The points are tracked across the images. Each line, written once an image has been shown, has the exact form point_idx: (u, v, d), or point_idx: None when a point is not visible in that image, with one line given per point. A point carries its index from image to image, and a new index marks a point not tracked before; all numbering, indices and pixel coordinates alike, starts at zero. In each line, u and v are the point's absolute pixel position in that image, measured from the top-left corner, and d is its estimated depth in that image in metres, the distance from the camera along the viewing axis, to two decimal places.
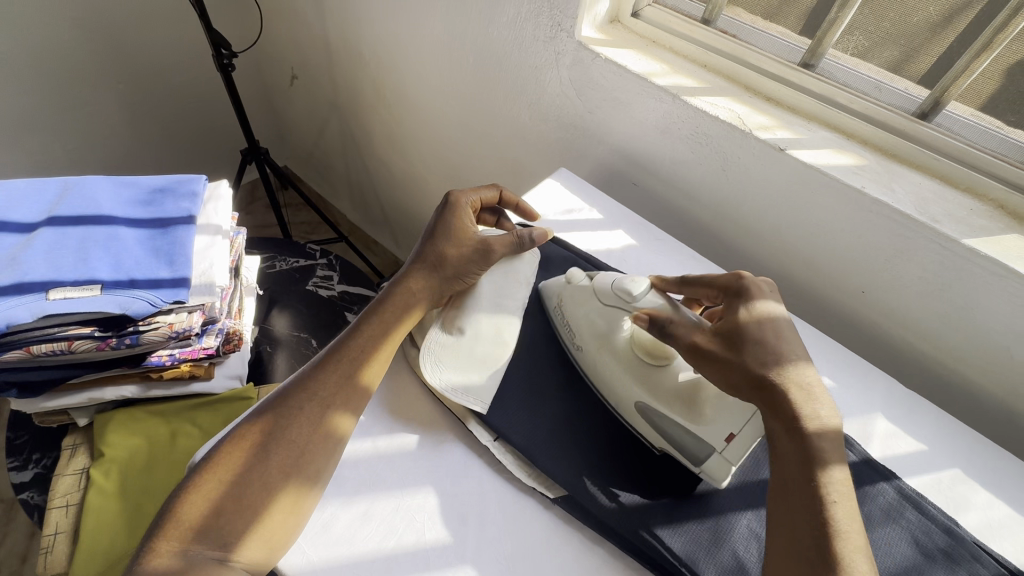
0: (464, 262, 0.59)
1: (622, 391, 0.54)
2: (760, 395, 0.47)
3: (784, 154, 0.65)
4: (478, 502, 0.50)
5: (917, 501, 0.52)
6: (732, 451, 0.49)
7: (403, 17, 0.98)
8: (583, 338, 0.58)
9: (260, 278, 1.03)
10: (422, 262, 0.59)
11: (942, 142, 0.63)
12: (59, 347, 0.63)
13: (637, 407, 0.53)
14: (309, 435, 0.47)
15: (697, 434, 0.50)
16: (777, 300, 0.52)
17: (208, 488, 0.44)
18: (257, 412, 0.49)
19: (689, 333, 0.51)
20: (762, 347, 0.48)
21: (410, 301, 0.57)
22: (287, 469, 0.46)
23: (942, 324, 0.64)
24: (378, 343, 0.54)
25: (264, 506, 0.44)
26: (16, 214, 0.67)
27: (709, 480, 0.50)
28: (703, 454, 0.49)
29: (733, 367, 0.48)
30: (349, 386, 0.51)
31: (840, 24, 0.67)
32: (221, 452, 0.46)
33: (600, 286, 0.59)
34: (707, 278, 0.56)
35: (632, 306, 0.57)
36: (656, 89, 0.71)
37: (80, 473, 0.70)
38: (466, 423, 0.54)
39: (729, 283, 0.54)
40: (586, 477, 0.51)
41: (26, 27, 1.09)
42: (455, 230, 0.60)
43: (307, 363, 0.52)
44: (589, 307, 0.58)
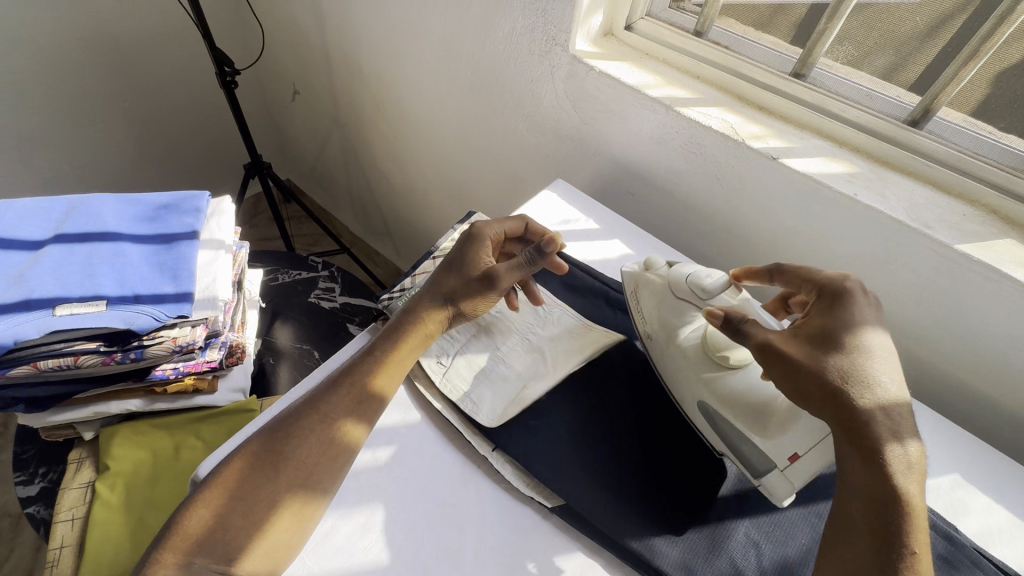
0: (469, 295, 0.58)
1: (686, 389, 0.55)
2: (835, 410, 0.43)
3: (776, 163, 0.66)
4: (478, 512, 0.51)
5: None
6: (794, 472, 0.48)
7: (402, 33, 1.00)
8: (654, 329, 0.59)
9: (263, 291, 1.04)
10: (431, 290, 0.58)
11: (933, 149, 0.64)
12: (66, 362, 0.64)
13: (699, 405, 0.54)
14: (319, 455, 0.48)
15: (762, 449, 0.49)
16: (877, 313, 0.48)
17: (216, 501, 0.45)
18: (267, 429, 0.49)
19: (765, 334, 0.48)
20: (852, 360, 0.44)
21: (415, 327, 0.56)
22: (296, 488, 0.46)
23: (939, 329, 0.64)
24: (389, 365, 0.54)
25: (270, 522, 0.45)
26: (24, 232, 0.68)
27: (770, 495, 0.50)
28: (763, 469, 0.50)
29: (810, 375, 0.45)
30: (358, 402, 0.51)
31: (830, 35, 0.68)
32: (229, 466, 0.46)
33: (674, 278, 0.57)
34: (804, 276, 0.52)
35: (706, 301, 0.55)
36: (649, 101, 0.72)
37: (86, 487, 0.71)
38: (465, 434, 0.55)
39: (823, 288, 0.50)
40: (586, 487, 0.51)
41: (35, 48, 1.12)
42: (468, 262, 0.59)
43: (320, 382, 0.53)
44: (664, 303, 0.58)
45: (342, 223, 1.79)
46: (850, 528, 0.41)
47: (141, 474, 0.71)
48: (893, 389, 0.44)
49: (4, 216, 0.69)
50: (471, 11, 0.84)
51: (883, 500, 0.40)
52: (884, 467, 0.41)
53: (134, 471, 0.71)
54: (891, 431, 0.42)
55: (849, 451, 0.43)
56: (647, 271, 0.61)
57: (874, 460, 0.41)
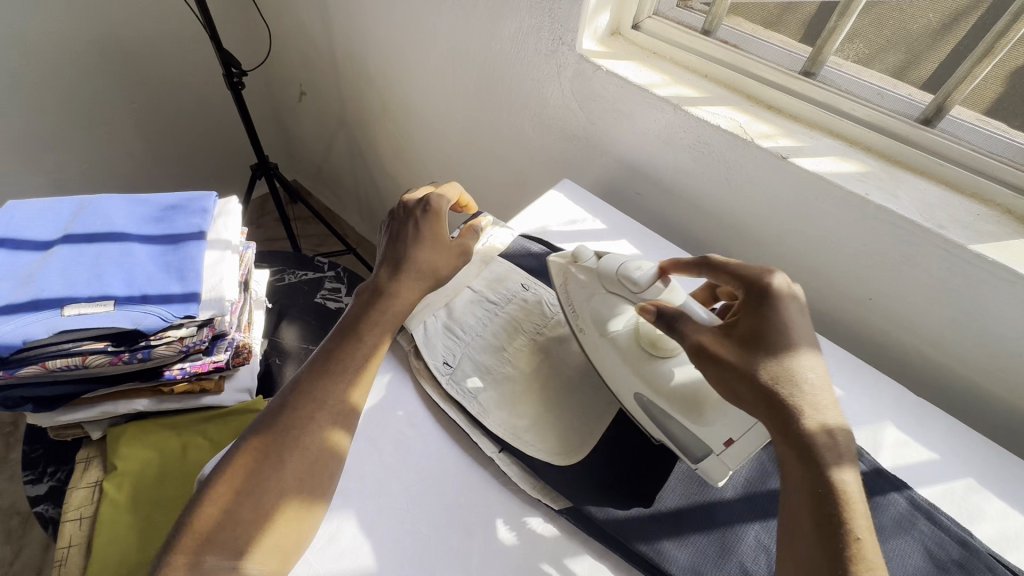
0: (446, 265, 0.60)
1: (621, 381, 0.55)
2: (768, 408, 0.44)
3: (786, 163, 0.65)
4: (483, 514, 0.50)
5: (929, 511, 0.51)
6: (729, 456, 0.48)
7: (408, 34, 1.00)
8: (586, 323, 0.58)
9: (269, 291, 1.05)
10: (401, 266, 0.58)
11: (946, 147, 0.63)
12: (73, 362, 0.64)
13: (636, 397, 0.53)
14: (321, 442, 0.48)
15: (697, 434, 0.49)
16: (803, 304, 0.48)
17: (223, 498, 0.45)
18: (264, 422, 0.49)
19: (694, 334, 0.48)
20: (781, 359, 0.45)
21: (400, 306, 0.56)
22: (301, 477, 0.46)
23: (952, 331, 0.63)
24: (381, 345, 0.54)
25: (279, 514, 0.45)
26: (33, 233, 0.69)
27: (706, 476, 0.51)
28: (700, 454, 0.50)
29: (743, 380, 0.45)
30: (351, 388, 0.51)
31: (840, 33, 0.67)
32: (231, 463, 0.46)
33: (605, 269, 0.55)
34: (727, 266, 0.51)
35: (636, 293, 0.54)
36: (657, 100, 0.72)
37: (93, 486, 0.71)
38: (471, 435, 0.54)
39: (748, 280, 0.48)
40: (595, 490, 0.51)
41: (44, 51, 1.13)
42: (432, 234, 0.59)
43: (307, 367, 0.52)
44: (596, 296, 0.57)
45: (348, 224, 1.79)
46: (798, 526, 0.41)
47: (148, 473, 0.71)
48: (818, 382, 0.45)
49: (14, 218, 0.70)
50: (477, 11, 0.84)
51: (822, 493, 0.40)
52: (819, 462, 0.42)
53: (142, 471, 0.71)
54: (820, 422, 0.43)
55: (787, 452, 0.43)
56: (574, 261, 0.58)
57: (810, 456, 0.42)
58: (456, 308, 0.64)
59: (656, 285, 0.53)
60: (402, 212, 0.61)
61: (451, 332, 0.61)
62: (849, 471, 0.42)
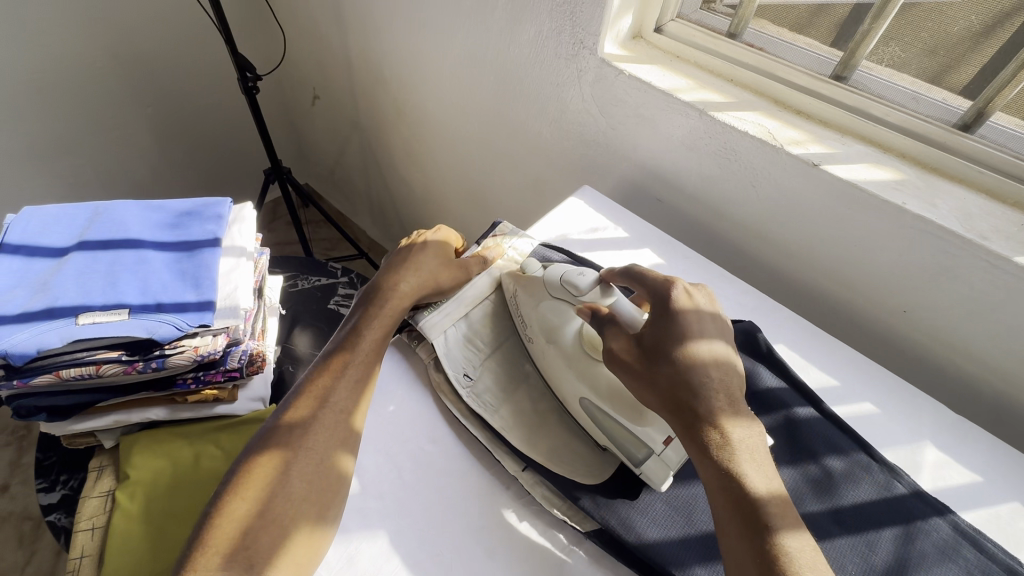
0: (447, 275, 0.63)
1: (569, 388, 0.54)
2: (675, 409, 0.44)
3: (818, 170, 0.63)
4: (506, 536, 0.48)
5: (975, 538, 0.49)
6: (671, 452, 0.48)
7: (424, 38, 0.99)
8: (533, 330, 0.57)
9: (283, 297, 1.04)
10: (400, 272, 0.63)
11: (987, 155, 0.60)
12: (88, 371, 0.63)
13: (581, 402, 0.53)
14: (328, 440, 0.49)
15: (638, 436, 0.49)
16: (706, 310, 0.49)
17: (238, 507, 0.45)
18: (273, 430, 0.50)
19: (611, 340, 0.50)
20: (676, 363, 0.45)
21: (398, 310, 0.60)
22: (311, 477, 0.47)
23: (994, 346, 0.60)
24: (380, 344, 0.57)
25: (292, 517, 0.45)
26: (48, 240, 0.68)
27: (649, 483, 0.49)
28: (641, 457, 0.49)
29: (647, 389, 0.46)
30: (354, 386, 0.53)
31: (874, 35, 0.65)
32: (243, 474, 0.47)
33: (549, 277, 0.57)
34: (644, 276, 0.53)
35: (577, 299, 0.55)
36: (682, 105, 0.70)
37: (106, 496, 0.70)
38: (493, 452, 0.53)
39: (657, 289, 0.51)
40: (622, 510, 0.48)
41: (61, 56, 1.14)
42: (434, 251, 0.66)
43: (312, 374, 0.54)
44: (542, 303, 0.57)
45: (360, 228, 1.79)
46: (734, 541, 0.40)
47: (161, 483, 0.70)
48: (715, 379, 0.44)
49: (30, 224, 0.69)
50: (496, 15, 0.83)
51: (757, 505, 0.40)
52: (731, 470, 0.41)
53: (155, 480, 0.70)
54: (710, 417, 0.43)
55: (693, 454, 0.43)
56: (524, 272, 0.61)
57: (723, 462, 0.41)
58: (477, 318, 0.61)
59: (596, 290, 0.54)
60: (405, 243, 0.68)
61: (471, 343, 0.60)
62: (754, 466, 0.42)
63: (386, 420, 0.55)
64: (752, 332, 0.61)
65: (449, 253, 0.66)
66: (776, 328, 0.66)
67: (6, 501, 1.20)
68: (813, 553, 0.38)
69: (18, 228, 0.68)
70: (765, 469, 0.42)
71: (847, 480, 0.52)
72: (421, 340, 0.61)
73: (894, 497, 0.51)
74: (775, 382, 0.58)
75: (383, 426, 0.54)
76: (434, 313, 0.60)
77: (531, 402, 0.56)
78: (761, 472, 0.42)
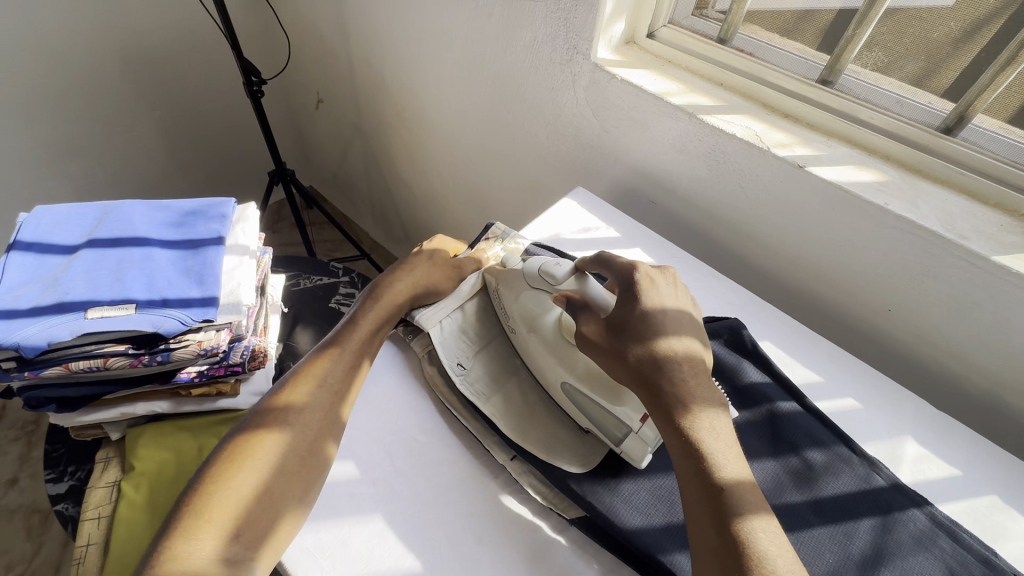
0: (443, 278, 0.65)
1: (551, 373, 0.56)
2: (644, 384, 0.46)
3: (803, 172, 0.64)
4: (494, 523, 0.50)
5: (951, 529, 0.50)
6: (647, 429, 0.51)
7: (424, 43, 1.02)
8: (516, 322, 0.59)
9: (285, 296, 1.06)
10: (399, 271, 0.64)
11: (968, 157, 0.62)
12: (96, 364, 0.65)
13: (563, 387, 0.55)
14: (322, 426, 0.51)
15: (616, 415, 0.52)
16: (669, 293, 0.52)
17: (232, 479, 0.46)
18: (267, 408, 0.51)
19: (583, 323, 0.51)
20: (643, 343, 0.47)
21: (395, 304, 0.61)
22: (303, 459, 0.49)
23: (975, 344, 0.62)
24: (374, 337, 0.59)
25: (285, 492, 0.47)
26: (59, 238, 0.71)
27: (631, 460, 0.52)
28: (620, 435, 0.52)
29: (616, 365, 0.48)
30: (348, 375, 0.55)
31: (858, 41, 0.67)
32: (237, 448, 0.48)
33: (528, 269, 0.58)
34: (610, 260, 0.55)
35: (554, 288, 0.56)
36: (671, 108, 0.72)
37: (111, 486, 0.72)
38: (483, 443, 0.55)
39: (620, 272, 0.53)
40: (606, 498, 0.50)
41: (73, 60, 1.17)
42: (432, 255, 0.67)
43: (307, 358, 0.56)
44: (523, 295, 0.59)
45: (362, 229, 1.81)
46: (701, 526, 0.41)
47: (164, 474, 0.72)
48: (682, 356, 0.47)
49: (41, 223, 0.72)
50: (493, 21, 0.85)
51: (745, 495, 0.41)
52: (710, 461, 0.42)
53: (158, 471, 0.72)
54: (683, 397, 0.45)
55: (659, 423, 0.45)
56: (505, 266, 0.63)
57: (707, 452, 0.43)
58: (470, 312, 0.63)
59: (572, 278, 0.55)
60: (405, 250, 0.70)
61: (465, 335, 0.62)
62: (715, 436, 0.44)
63: (380, 411, 0.57)
64: (736, 329, 0.63)
65: (445, 257, 0.67)
66: (763, 326, 0.68)
67: (14, 495, 1.23)
68: (779, 536, 0.40)
69: (30, 227, 0.70)
70: (726, 439, 0.44)
71: (828, 472, 0.53)
72: (415, 334, 0.62)
73: (872, 489, 0.52)
74: (759, 377, 0.60)
75: (377, 417, 0.56)
76: (431, 309, 0.62)
77: (521, 395, 0.58)
78: (722, 442, 0.44)
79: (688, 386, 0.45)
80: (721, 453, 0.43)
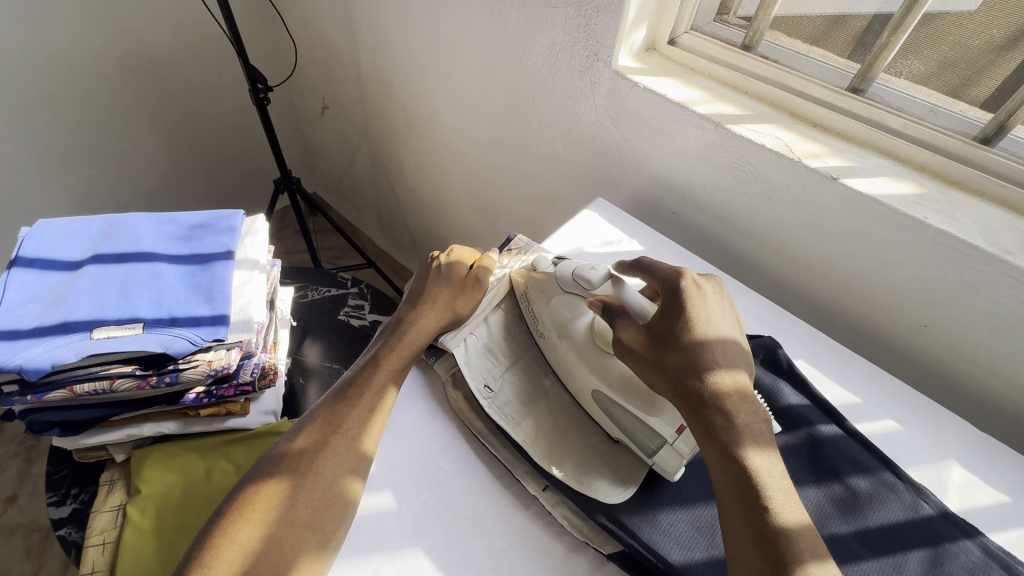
0: (464, 303, 0.61)
1: (581, 380, 0.55)
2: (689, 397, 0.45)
3: (837, 184, 0.62)
4: (527, 558, 0.48)
5: (1005, 562, 0.47)
6: (682, 443, 0.49)
7: (435, 49, 0.99)
8: (546, 326, 0.58)
9: (293, 308, 1.03)
10: (421, 300, 0.61)
11: (1009, 168, 0.60)
12: (101, 386, 0.63)
13: (594, 395, 0.54)
14: (338, 469, 0.48)
15: (650, 425, 0.51)
16: (713, 305, 0.51)
17: (241, 530, 0.44)
18: (282, 453, 0.49)
19: (622, 329, 0.50)
20: (687, 354, 0.47)
21: (417, 335, 0.58)
22: (317, 507, 0.46)
23: (1017, 362, 0.60)
24: (396, 371, 0.56)
25: (295, 544, 0.44)
26: (63, 253, 0.68)
27: (662, 473, 0.50)
28: (653, 446, 0.50)
29: (656, 376, 0.47)
30: (367, 414, 0.52)
31: (893, 48, 0.64)
32: (249, 496, 0.46)
33: (561, 273, 0.56)
34: (653, 267, 0.54)
35: (589, 292, 0.54)
36: (697, 117, 0.70)
37: (117, 510, 0.69)
38: (513, 472, 0.52)
39: (665, 279, 0.53)
40: (646, 530, 0.47)
41: (74, 67, 1.14)
42: (449, 277, 0.63)
43: (326, 396, 0.54)
44: (553, 299, 0.58)
45: (367, 236, 1.79)
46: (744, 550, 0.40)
47: (173, 499, 0.69)
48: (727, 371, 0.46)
49: (44, 237, 0.69)
50: (509, 27, 0.83)
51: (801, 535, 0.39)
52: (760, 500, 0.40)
53: (166, 495, 0.69)
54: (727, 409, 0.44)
55: (698, 436, 0.45)
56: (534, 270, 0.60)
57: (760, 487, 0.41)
58: (495, 327, 0.61)
59: (608, 284, 0.53)
60: (423, 266, 0.67)
61: (490, 353, 0.59)
62: (759, 451, 0.43)
63: (402, 438, 0.54)
64: (771, 347, 0.61)
65: (462, 275, 0.64)
66: (795, 343, 0.65)
67: (14, 513, 1.20)
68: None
69: (32, 242, 0.68)
70: (771, 455, 0.43)
71: (874, 500, 0.51)
72: (439, 356, 0.60)
73: (921, 518, 0.50)
74: (797, 399, 0.58)
75: (400, 444, 0.54)
76: (456, 330, 0.59)
77: (549, 418, 0.56)
78: (766, 458, 0.43)
79: (732, 400, 0.45)
80: (769, 475, 0.42)
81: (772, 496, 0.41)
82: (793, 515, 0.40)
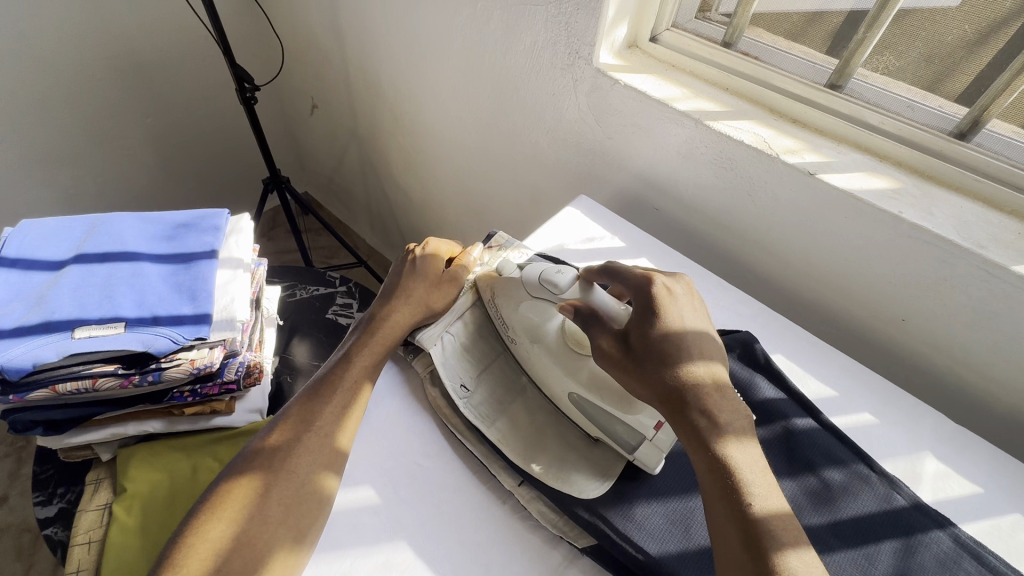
0: (439, 296, 0.62)
1: (556, 384, 0.55)
2: (670, 401, 0.45)
3: (814, 179, 0.62)
4: (502, 553, 0.48)
5: (976, 551, 0.48)
6: (662, 437, 0.50)
7: (421, 48, 1.00)
8: (516, 332, 0.58)
9: (281, 308, 1.03)
10: (394, 295, 0.62)
11: (982, 162, 0.60)
12: (84, 385, 0.63)
13: (572, 399, 0.54)
14: (311, 466, 0.48)
15: (630, 424, 0.51)
16: (686, 303, 0.51)
17: (213, 529, 0.44)
18: (253, 453, 0.49)
19: (598, 336, 0.50)
20: (662, 357, 0.47)
21: (390, 331, 0.59)
22: (290, 505, 0.46)
23: (991, 354, 0.60)
24: (369, 367, 0.56)
25: (269, 541, 0.44)
26: (46, 253, 0.68)
27: (642, 468, 0.51)
28: (634, 443, 0.50)
29: (639, 380, 0.47)
30: (340, 411, 0.52)
31: (869, 44, 0.65)
32: (221, 495, 0.46)
33: (528, 277, 0.57)
34: (620, 272, 0.54)
35: (558, 296, 0.55)
36: (677, 114, 0.70)
37: (103, 509, 0.69)
38: (491, 468, 0.53)
39: (634, 281, 0.53)
40: (621, 524, 0.47)
41: (62, 69, 1.14)
42: (424, 270, 0.64)
43: (299, 395, 0.54)
44: (522, 303, 0.57)
45: (359, 236, 1.79)
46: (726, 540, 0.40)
47: (157, 497, 0.69)
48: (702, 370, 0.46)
49: (27, 238, 0.69)
50: (492, 25, 0.83)
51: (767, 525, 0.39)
52: (734, 498, 0.41)
53: (151, 494, 0.69)
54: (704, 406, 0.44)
55: (684, 440, 0.44)
56: (500, 274, 0.61)
57: (728, 484, 0.41)
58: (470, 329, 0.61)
59: (576, 287, 0.54)
60: (399, 261, 0.67)
61: (467, 354, 0.59)
62: (741, 447, 0.43)
63: (380, 434, 0.55)
64: (749, 342, 0.61)
65: (438, 270, 0.64)
66: (774, 337, 0.66)
67: (4, 514, 1.20)
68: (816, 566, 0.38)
69: (15, 243, 0.68)
70: (752, 450, 0.43)
71: (847, 493, 0.51)
72: (416, 353, 0.60)
73: (894, 509, 0.50)
74: (774, 394, 0.58)
75: (378, 441, 0.54)
76: (432, 327, 0.60)
77: (527, 415, 0.56)
78: (748, 454, 0.43)
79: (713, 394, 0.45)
80: (750, 473, 0.42)
81: (751, 488, 0.41)
82: (774, 500, 0.41)
